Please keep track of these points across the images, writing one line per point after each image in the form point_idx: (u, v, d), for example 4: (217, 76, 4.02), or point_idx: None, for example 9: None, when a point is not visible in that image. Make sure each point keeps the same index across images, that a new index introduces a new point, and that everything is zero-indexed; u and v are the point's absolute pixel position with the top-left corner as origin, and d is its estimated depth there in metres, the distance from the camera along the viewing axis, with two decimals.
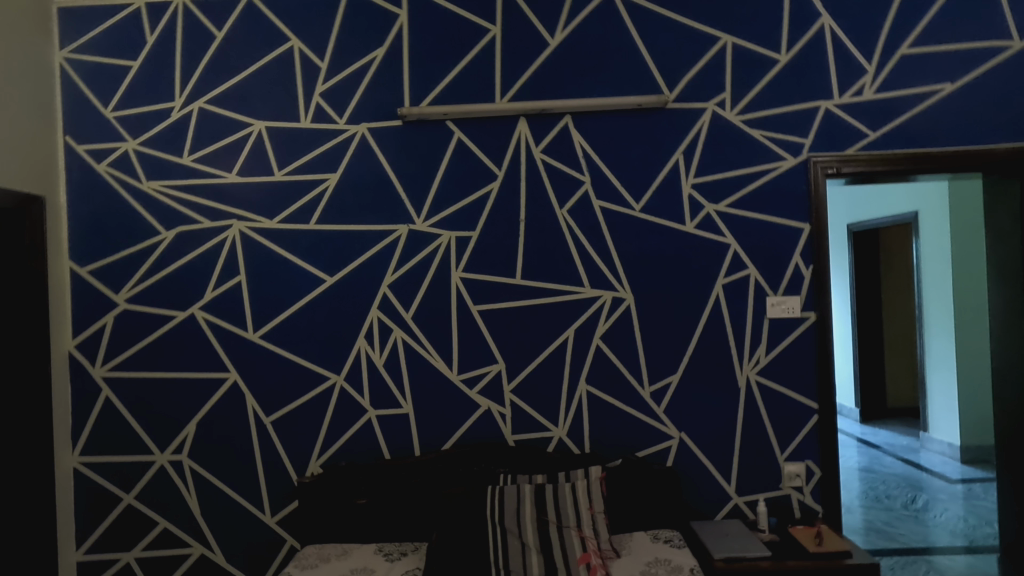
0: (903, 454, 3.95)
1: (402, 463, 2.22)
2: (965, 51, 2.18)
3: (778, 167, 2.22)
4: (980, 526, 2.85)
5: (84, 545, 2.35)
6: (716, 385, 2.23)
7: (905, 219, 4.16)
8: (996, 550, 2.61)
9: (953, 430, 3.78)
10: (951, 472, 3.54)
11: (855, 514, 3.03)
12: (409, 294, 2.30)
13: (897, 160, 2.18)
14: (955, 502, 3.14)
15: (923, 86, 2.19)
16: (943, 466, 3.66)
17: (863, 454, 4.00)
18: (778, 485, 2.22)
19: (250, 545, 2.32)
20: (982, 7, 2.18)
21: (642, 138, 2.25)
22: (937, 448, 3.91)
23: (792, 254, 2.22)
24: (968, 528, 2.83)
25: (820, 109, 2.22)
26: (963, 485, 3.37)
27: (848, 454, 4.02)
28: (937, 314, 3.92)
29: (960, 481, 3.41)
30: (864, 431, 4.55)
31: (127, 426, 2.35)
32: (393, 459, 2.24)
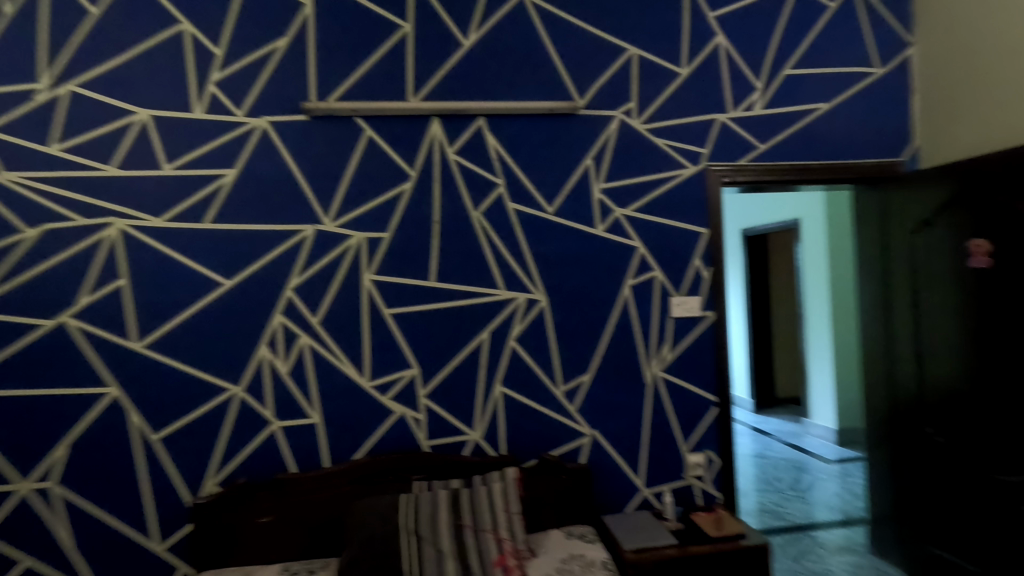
0: (789, 439, 4.33)
1: (309, 476, 2.11)
2: (837, 74, 2.43)
3: (681, 174, 2.36)
4: (853, 500, 3.18)
5: None
6: (626, 382, 2.32)
7: (788, 226, 4.59)
8: (865, 520, 2.94)
9: (830, 415, 4.21)
10: (829, 454, 3.94)
11: (750, 497, 3.27)
12: (317, 298, 2.19)
13: (783, 171, 2.39)
14: (833, 479, 3.49)
15: (804, 104, 2.41)
16: (823, 449, 4.06)
17: (756, 441, 4.34)
18: (683, 476, 2.34)
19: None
20: (851, 36, 2.43)
21: (555, 143, 2.30)
22: (818, 432, 4.32)
23: (693, 257, 2.36)
24: (843, 503, 3.15)
25: (717, 121, 2.38)
26: (839, 464, 3.75)
27: (744, 441, 4.34)
28: (818, 313, 4.32)
29: (836, 461, 3.80)
30: (756, 420, 4.95)
31: None
32: (300, 473, 2.12)
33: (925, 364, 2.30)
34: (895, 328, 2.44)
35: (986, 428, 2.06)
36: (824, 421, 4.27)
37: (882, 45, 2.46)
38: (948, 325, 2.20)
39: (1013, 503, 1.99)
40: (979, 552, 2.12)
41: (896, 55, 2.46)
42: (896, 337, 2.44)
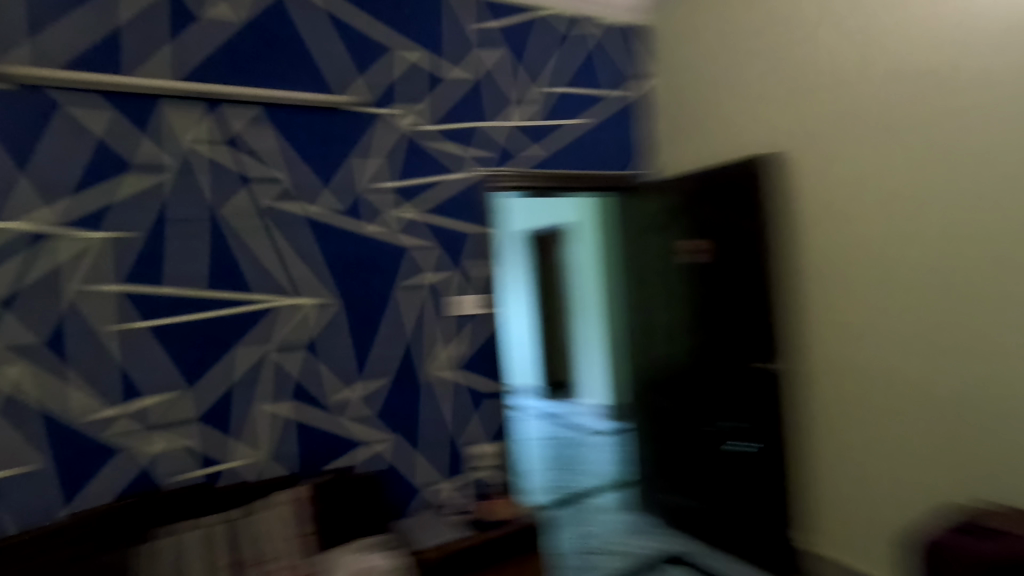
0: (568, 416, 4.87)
1: (36, 537, 1.70)
2: (595, 94, 2.78)
3: (471, 177, 2.49)
4: (620, 463, 3.73)
5: None
6: (423, 381, 2.38)
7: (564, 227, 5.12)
8: (628, 479, 3.46)
9: (598, 392, 4.82)
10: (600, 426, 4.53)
11: (538, 474, 3.60)
12: (39, 313, 1.79)
13: (558, 178, 2.69)
14: (605, 448, 4.03)
15: (575, 120, 2.74)
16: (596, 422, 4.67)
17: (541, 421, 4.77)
18: (479, 466, 2.49)
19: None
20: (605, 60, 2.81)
21: (343, 141, 2.25)
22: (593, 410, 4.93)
23: (483, 257, 2.51)
24: (612, 467, 3.67)
25: (503, 129, 2.57)
26: (610, 434, 4.35)
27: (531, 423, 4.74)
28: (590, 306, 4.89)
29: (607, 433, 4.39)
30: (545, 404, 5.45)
31: None
32: (22, 535, 1.70)
33: (662, 343, 2.79)
34: (642, 314, 2.91)
35: (700, 391, 2.59)
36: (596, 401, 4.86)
37: (634, 74, 2.89)
38: (676, 310, 2.70)
39: (716, 448, 2.53)
40: (698, 490, 2.65)
41: (641, 82, 2.91)
42: (643, 322, 2.91)
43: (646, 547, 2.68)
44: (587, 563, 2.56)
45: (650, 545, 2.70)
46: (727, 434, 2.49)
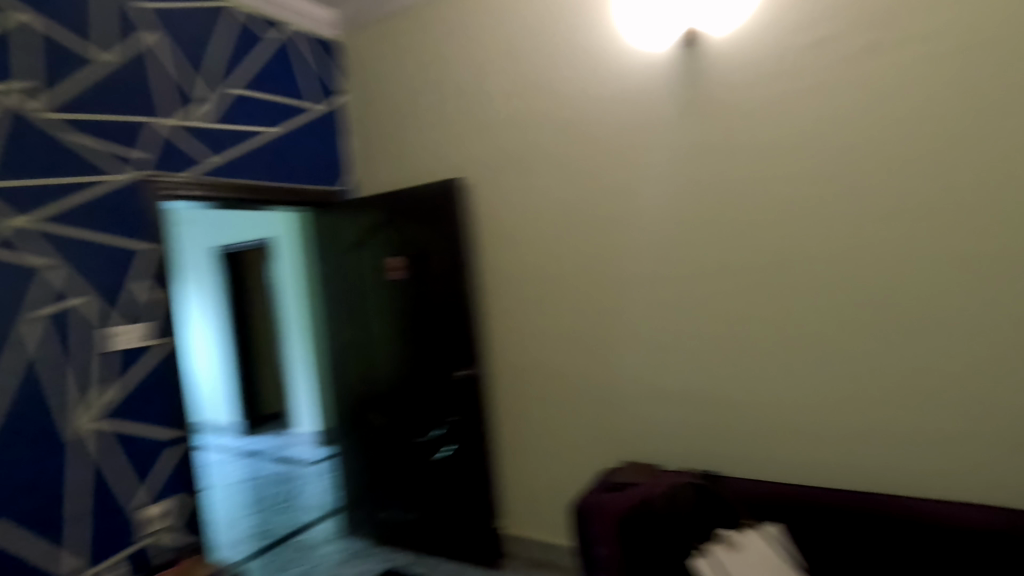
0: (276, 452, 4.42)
1: None
2: (281, 100, 2.59)
3: (117, 179, 2.01)
4: (331, 492, 3.54)
5: None
6: (47, 441, 1.80)
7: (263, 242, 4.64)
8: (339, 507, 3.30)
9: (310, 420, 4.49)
10: (312, 456, 4.24)
11: (234, 527, 3.15)
12: None
13: (238, 188, 2.39)
14: (316, 479, 3.78)
15: (257, 126, 2.49)
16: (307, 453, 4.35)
17: (243, 463, 4.22)
18: (141, 536, 2.00)
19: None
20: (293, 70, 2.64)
21: None
22: (303, 439, 4.59)
23: (139, 278, 2.05)
24: (323, 497, 3.46)
25: (162, 126, 2.17)
26: (322, 463, 4.10)
27: (230, 468, 4.15)
28: (296, 328, 4.53)
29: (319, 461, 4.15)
30: (247, 441, 4.84)
31: None
32: None
33: (368, 362, 2.76)
34: (346, 333, 2.83)
35: (407, 404, 2.65)
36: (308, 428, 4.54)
37: (324, 85, 2.79)
38: (380, 327, 2.71)
39: (425, 457, 2.63)
40: (411, 502, 2.70)
41: (334, 96, 2.83)
42: (348, 341, 2.83)
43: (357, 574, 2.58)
44: None
45: (362, 569, 2.63)
46: (433, 442, 2.60)
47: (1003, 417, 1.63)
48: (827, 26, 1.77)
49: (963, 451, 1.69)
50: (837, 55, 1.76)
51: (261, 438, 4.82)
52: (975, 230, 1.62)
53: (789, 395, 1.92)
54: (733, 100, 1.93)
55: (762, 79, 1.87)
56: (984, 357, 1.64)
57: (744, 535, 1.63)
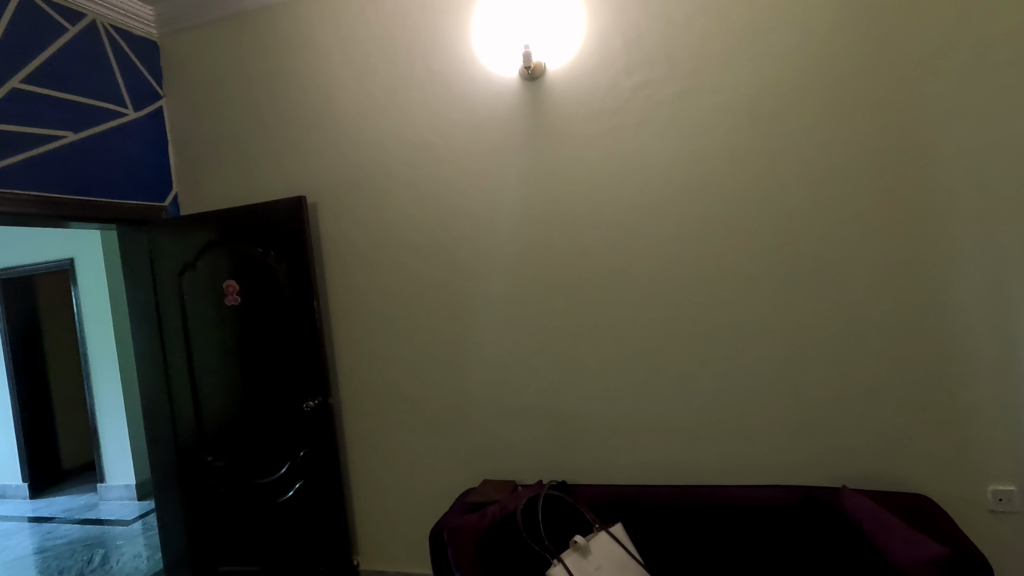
0: (79, 515, 3.73)
1: None
2: (76, 102, 2.18)
3: None
4: (152, 552, 3.06)
5: None
6: None
7: (61, 265, 3.87)
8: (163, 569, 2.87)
9: (127, 472, 3.86)
10: (128, 515, 3.65)
11: None
12: None
13: (19, 202, 1.95)
14: (132, 541, 3.25)
15: (44, 129, 2.06)
16: (121, 511, 3.74)
17: (32, 535, 3.47)
18: None
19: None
20: (96, 68, 2.27)
21: None
22: (114, 495, 3.90)
23: None
24: (142, 561, 2.98)
25: None
26: (141, 520, 3.55)
27: (15, 542, 3.39)
28: (104, 365, 3.84)
29: (137, 519, 3.57)
30: (37, 507, 3.98)
31: None
32: None
33: (201, 401, 2.46)
34: (173, 368, 2.49)
35: (247, 442, 2.40)
36: (121, 480, 3.88)
37: (132, 89, 2.42)
38: (213, 359, 2.42)
39: (269, 500, 2.40)
40: (256, 552, 2.44)
41: (146, 103, 2.47)
42: (174, 378, 2.49)
43: None
44: None
45: None
46: (279, 482, 2.39)
47: (790, 411, 1.94)
48: (647, 73, 1.99)
49: (767, 442, 1.96)
50: (655, 99, 1.98)
51: (60, 501, 4.04)
52: (764, 254, 1.92)
53: (627, 406, 2.08)
54: (571, 133, 2.07)
55: (595, 116, 2.05)
56: (774, 362, 1.94)
57: (589, 538, 1.71)
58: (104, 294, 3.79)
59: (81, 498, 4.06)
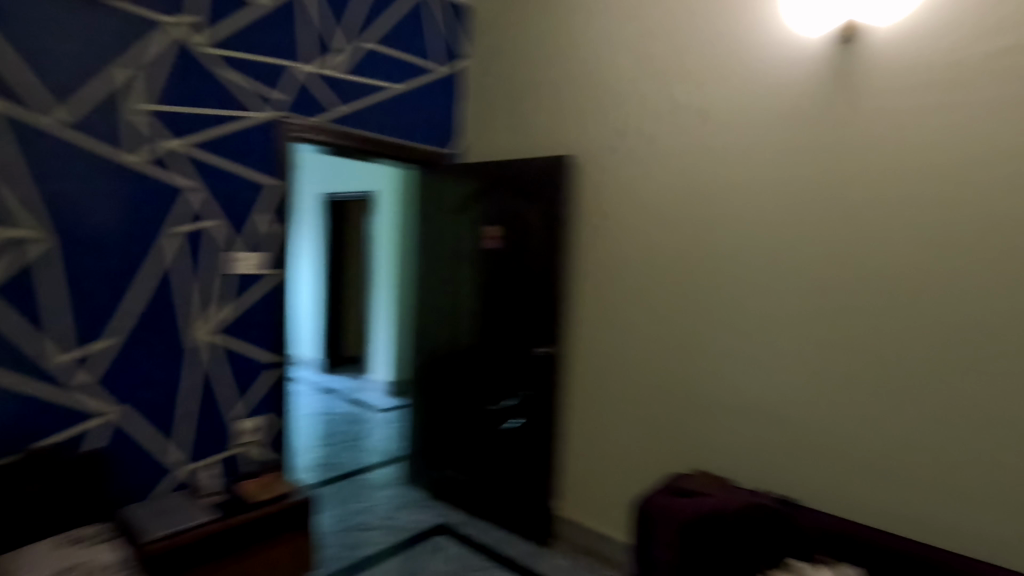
0: (354, 393, 4.70)
1: None
2: (406, 58, 2.61)
3: (253, 117, 2.13)
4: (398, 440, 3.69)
5: None
6: (167, 346, 1.97)
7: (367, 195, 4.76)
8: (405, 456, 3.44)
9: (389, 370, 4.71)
10: (385, 403, 4.46)
11: (309, 453, 3.36)
12: None
13: (358, 138, 2.46)
14: (385, 425, 3.96)
15: (381, 81, 2.54)
16: (380, 399, 4.57)
17: (323, 399, 4.50)
18: (231, 445, 2.16)
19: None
20: (424, 29, 2.67)
21: (79, 34, 1.73)
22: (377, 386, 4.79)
23: (259, 210, 2.16)
24: (390, 444, 3.61)
25: (297, 70, 2.24)
26: (392, 411, 4.29)
27: (312, 400, 4.44)
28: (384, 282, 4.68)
29: (390, 409, 4.32)
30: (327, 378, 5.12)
31: None
32: None
33: (456, 327, 2.81)
34: (438, 295, 2.88)
35: (485, 371, 2.68)
36: (382, 376, 4.73)
37: (446, 48, 2.79)
38: (470, 292, 2.74)
39: (494, 425, 2.67)
40: (474, 467, 2.75)
41: (454, 60, 2.83)
42: (438, 303, 2.88)
43: (413, 521, 2.68)
44: (348, 543, 2.46)
45: (416, 518, 2.72)
46: (504, 412, 2.62)
47: None
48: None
49: None
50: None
51: (343, 379, 5.13)
52: None
53: (888, 438, 1.75)
54: (888, 107, 1.73)
55: (927, 87, 1.66)
56: None
57: None
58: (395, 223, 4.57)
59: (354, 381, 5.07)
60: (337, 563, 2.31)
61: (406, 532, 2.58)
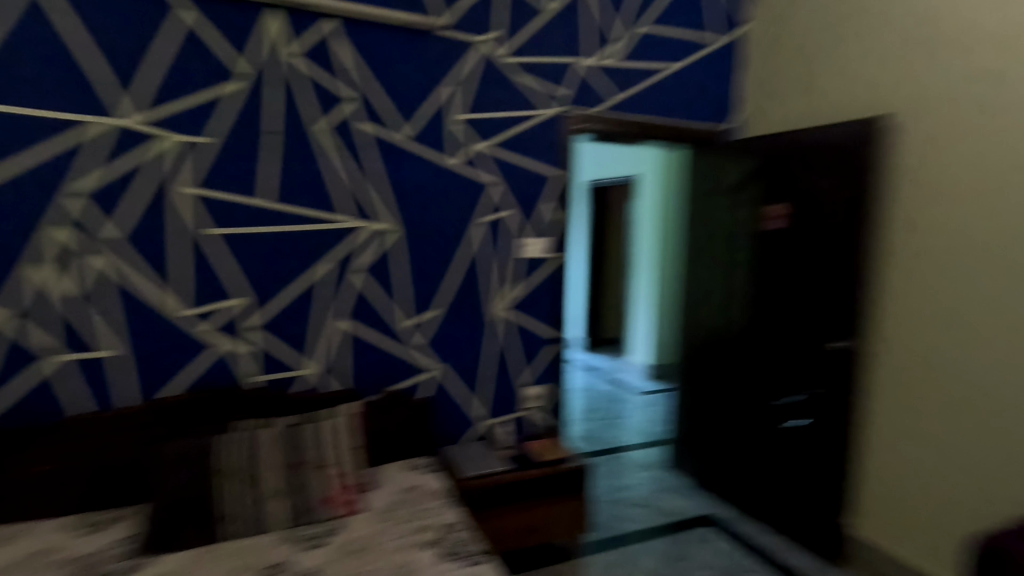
0: (613, 372, 4.88)
1: (135, 419, 1.87)
2: (683, 35, 2.53)
3: (542, 115, 2.35)
4: (659, 424, 3.70)
5: None
6: (474, 319, 2.34)
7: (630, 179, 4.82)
8: (667, 440, 3.43)
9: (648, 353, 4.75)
10: (643, 385, 4.51)
11: (576, 424, 3.62)
12: (114, 209, 1.83)
13: (634, 124, 2.50)
14: (645, 407, 4.01)
15: (657, 62, 2.51)
16: (639, 381, 4.65)
17: (585, 375, 4.78)
18: (520, 408, 2.47)
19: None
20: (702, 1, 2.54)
21: (418, 63, 2.14)
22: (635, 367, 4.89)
23: (545, 200, 2.40)
24: (651, 427, 3.64)
25: (579, 65, 2.38)
26: (651, 394, 4.32)
27: (576, 375, 4.76)
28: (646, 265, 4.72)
29: (649, 392, 4.36)
30: (587, 356, 5.42)
31: None
32: (121, 414, 1.86)
33: (730, 313, 2.65)
34: (710, 280, 2.76)
35: (764, 362, 2.48)
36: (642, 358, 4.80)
37: (725, 16, 2.61)
38: (749, 277, 2.55)
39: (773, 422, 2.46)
40: (747, 463, 2.59)
41: (733, 28, 2.64)
42: (710, 289, 2.76)
43: (679, 507, 2.67)
44: (617, 514, 2.59)
45: (681, 504, 2.70)
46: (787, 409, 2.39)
47: None
48: None
49: None
50: None
51: (601, 358, 5.37)
52: None
53: None
54: None
55: None
56: None
57: None
58: (659, 206, 4.54)
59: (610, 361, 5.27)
60: (608, 531, 2.46)
61: (672, 516, 2.58)
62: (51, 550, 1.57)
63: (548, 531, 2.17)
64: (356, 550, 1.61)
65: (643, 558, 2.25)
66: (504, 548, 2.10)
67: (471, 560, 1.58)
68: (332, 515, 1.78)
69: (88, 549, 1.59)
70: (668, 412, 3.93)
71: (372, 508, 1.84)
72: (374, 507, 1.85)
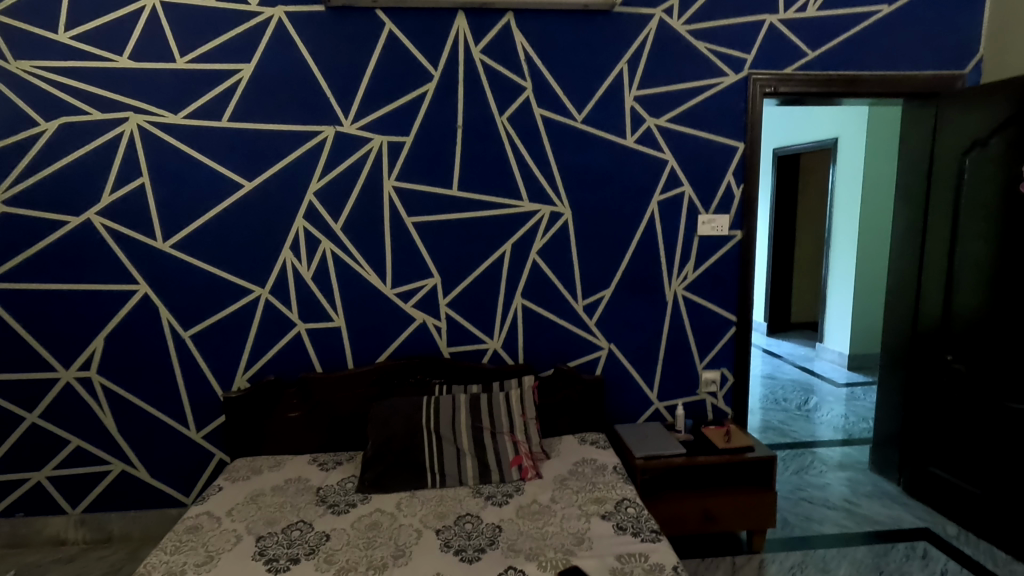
0: (800, 362, 4.42)
1: (352, 380, 2.21)
2: None
3: (720, 82, 2.21)
4: (857, 421, 3.28)
5: (42, 469, 2.25)
6: (646, 299, 2.32)
7: (825, 145, 4.28)
8: (867, 441, 3.04)
9: (845, 341, 4.22)
10: (838, 377, 4.02)
11: (756, 415, 3.38)
12: (337, 203, 2.17)
13: (831, 81, 2.22)
14: (840, 402, 3.58)
15: (862, 6, 2.20)
16: (832, 372, 4.16)
17: (766, 363, 4.41)
18: (694, 391, 2.40)
19: (160, 524, 2.30)
20: None
21: (590, 45, 2.16)
22: (830, 356, 4.37)
23: (724, 173, 2.27)
24: (847, 424, 3.25)
25: (765, 23, 2.18)
26: (848, 388, 3.84)
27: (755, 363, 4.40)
28: (846, 242, 4.17)
29: (845, 385, 3.88)
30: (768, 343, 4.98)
31: (31, 350, 2.18)
32: (340, 374, 2.22)
33: (955, 295, 2.22)
34: (928, 259, 2.34)
35: (1009, 355, 2.04)
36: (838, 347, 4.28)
37: None
38: (986, 252, 2.11)
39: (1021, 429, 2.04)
40: (980, 474, 2.18)
41: None
42: (928, 268, 2.33)
43: (884, 515, 2.36)
44: (805, 514, 2.38)
45: (887, 513, 2.38)
46: None
47: None
48: None
49: None
50: None
51: (785, 346, 4.89)
52: None
53: None
54: None
55: None
56: None
57: None
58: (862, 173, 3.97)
59: (797, 349, 4.77)
60: (794, 531, 2.28)
61: (875, 525, 2.30)
62: (299, 480, 1.96)
63: (726, 521, 2.08)
64: (536, 512, 1.73)
65: (837, 564, 2.05)
66: (676, 531, 2.07)
67: (648, 536, 1.60)
68: (513, 477, 1.92)
69: (324, 483, 1.94)
70: (870, 410, 3.46)
71: (548, 477, 1.96)
72: (550, 476, 1.96)
